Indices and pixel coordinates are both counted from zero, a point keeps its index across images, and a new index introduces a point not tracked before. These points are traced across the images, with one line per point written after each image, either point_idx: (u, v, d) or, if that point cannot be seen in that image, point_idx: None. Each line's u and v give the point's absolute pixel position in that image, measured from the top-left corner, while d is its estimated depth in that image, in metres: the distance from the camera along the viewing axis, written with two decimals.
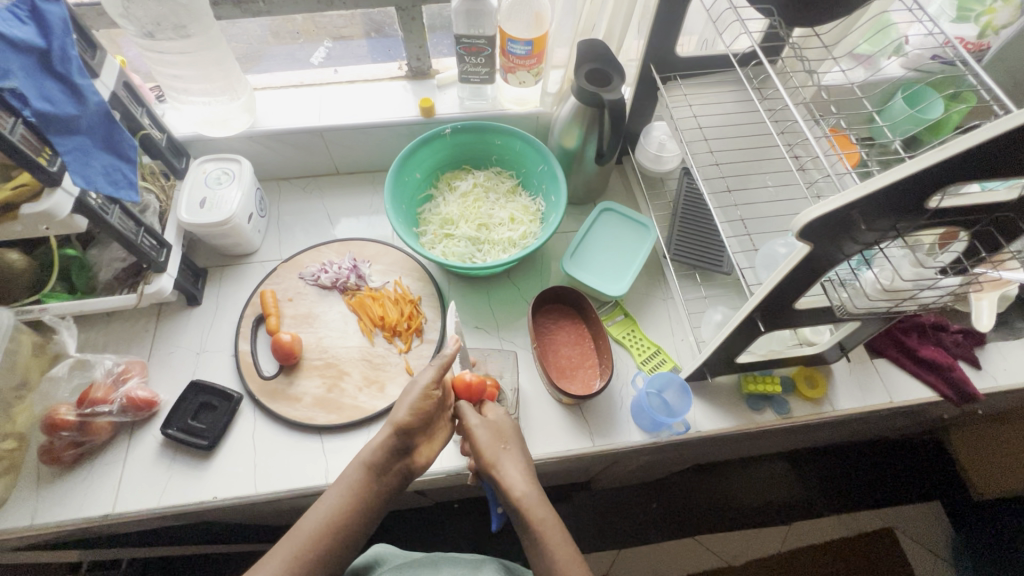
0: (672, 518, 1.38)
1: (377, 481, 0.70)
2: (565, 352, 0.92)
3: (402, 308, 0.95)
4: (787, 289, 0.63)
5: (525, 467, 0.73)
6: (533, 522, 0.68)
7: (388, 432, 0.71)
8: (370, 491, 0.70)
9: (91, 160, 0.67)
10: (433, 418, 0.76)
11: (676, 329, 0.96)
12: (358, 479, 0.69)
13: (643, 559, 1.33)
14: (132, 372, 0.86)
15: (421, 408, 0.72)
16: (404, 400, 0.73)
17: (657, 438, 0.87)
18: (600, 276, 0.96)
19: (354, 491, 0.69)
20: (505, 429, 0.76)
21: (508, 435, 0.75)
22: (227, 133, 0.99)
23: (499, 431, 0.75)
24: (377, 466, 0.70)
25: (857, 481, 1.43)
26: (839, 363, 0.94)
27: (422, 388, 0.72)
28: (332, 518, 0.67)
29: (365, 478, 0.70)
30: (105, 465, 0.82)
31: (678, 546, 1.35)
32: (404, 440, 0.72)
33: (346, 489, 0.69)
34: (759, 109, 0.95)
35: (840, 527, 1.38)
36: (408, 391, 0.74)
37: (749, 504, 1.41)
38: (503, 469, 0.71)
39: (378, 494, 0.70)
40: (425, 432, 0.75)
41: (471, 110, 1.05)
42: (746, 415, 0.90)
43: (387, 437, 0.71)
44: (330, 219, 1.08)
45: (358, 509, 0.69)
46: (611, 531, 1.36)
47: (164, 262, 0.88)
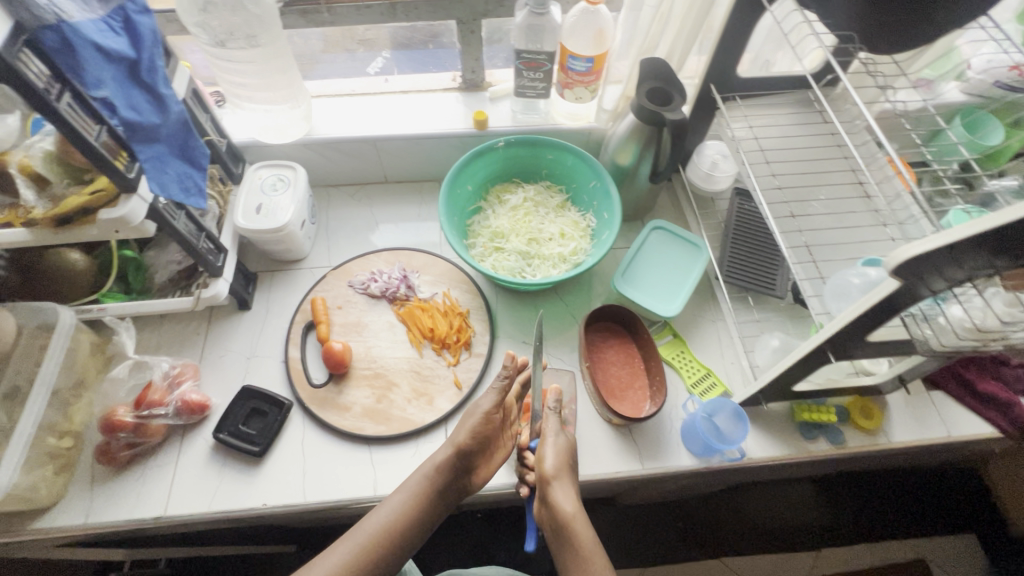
0: (697, 538, 1.36)
1: (439, 494, 0.74)
2: (615, 372, 0.91)
3: (451, 320, 0.95)
4: (864, 323, 0.62)
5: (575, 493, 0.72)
6: (576, 546, 0.67)
7: (450, 450, 0.75)
8: (428, 503, 0.73)
9: (166, 167, 0.69)
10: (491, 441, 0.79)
11: (727, 352, 0.95)
12: (420, 490, 0.73)
13: None
14: (186, 375, 0.87)
15: (479, 432, 0.76)
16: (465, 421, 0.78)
17: (708, 464, 0.85)
18: (651, 295, 0.95)
19: (415, 501, 0.72)
20: (567, 450, 0.75)
21: (567, 457, 0.75)
22: (284, 140, 1.00)
23: (560, 451, 0.75)
24: (439, 483, 0.74)
25: (893, 511, 1.39)
26: (895, 394, 0.92)
27: (483, 413, 0.77)
28: (391, 522, 0.70)
29: (426, 489, 0.73)
30: (157, 467, 0.83)
31: (705, 567, 1.33)
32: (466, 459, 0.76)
33: (407, 497, 0.73)
34: (819, 132, 0.93)
35: (870, 556, 1.35)
36: (467, 416, 0.79)
37: (776, 528, 1.38)
38: (554, 490, 0.71)
39: (438, 508, 0.74)
40: (485, 453, 0.79)
41: (524, 124, 1.05)
42: (798, 443, 0.89)
43: (448, 456, 0.75)
44: (379, 227, 1.08)
45: (414, 520, 0.71)
46: (634, 548, 1.34)
47: (221, 266, 0.89)
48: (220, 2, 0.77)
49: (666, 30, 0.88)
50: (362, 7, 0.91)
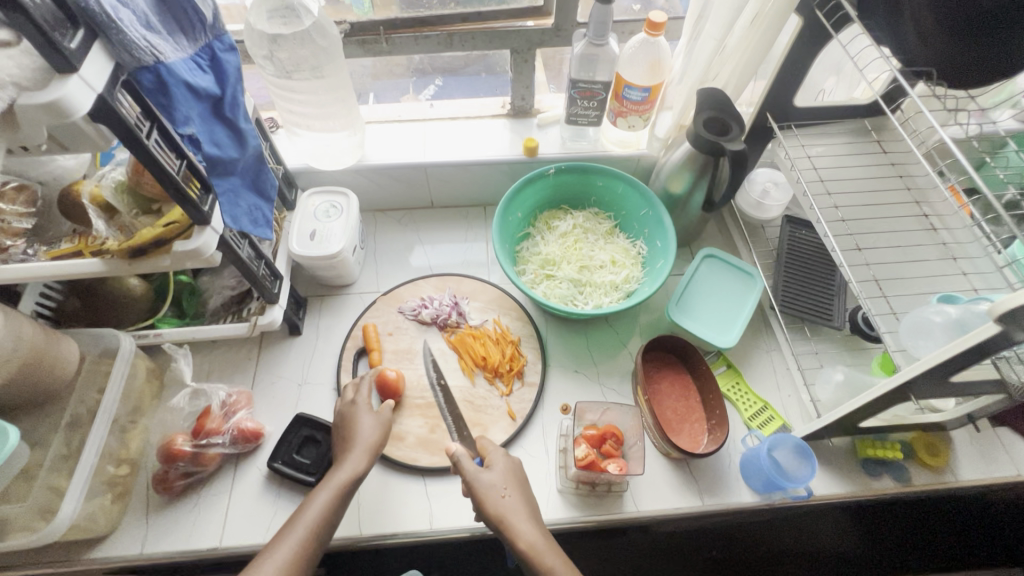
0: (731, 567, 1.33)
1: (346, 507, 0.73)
2: (670, 404, 0.89)
3: (503, 348, 0.95)
4: (950, 365, 0.60)
5: (535, 521, 0.71)
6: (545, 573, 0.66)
7: (363, 458, 0.76)
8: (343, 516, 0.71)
9: (239, 199, 0.70)
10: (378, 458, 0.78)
11: (784, 385, 0.93)
12: (332, 501, 0.71)
13: None
14: (241, 404, 0.86)
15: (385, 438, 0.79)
16: (365, 427, 0.79)
17: (770, 500, 0.83)
18: (706, 325, 0.94)
19: (329, 514, 0.71)
20: (511, 477, 0.74)
21: (511, 483, 0.74)
22: (337, 167, 1.01)
23: (507, 479, 0.74)
24: (346, 495, 0.73)
25: (943, 545, 1.34)
26: (960, 430, 0.90)
27: (386, 422, 0.81)
28: (307, 540, 0.68)
29: (336, 502, 0.72)
30: (213, 495, 0.83)
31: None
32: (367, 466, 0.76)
33: (317, 514, 0.70)
34: (877, 162, 0.93)
35: None
36: (361, 427, 0.79)
37: (813, 558, 1.34)
38: (511, 522, 0.69)
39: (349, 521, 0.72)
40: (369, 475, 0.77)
41: (573, 151, 1.05)
42: (861, 480, 0.86)
43: (362, 464, 0.75)
44: (426, 252, 1.08)
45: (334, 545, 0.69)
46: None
47: (276, 293, 0.89)
48: (289, 35, 0.78)
49: (724, 60, 0.88)
50: (419, 37, 0.92)
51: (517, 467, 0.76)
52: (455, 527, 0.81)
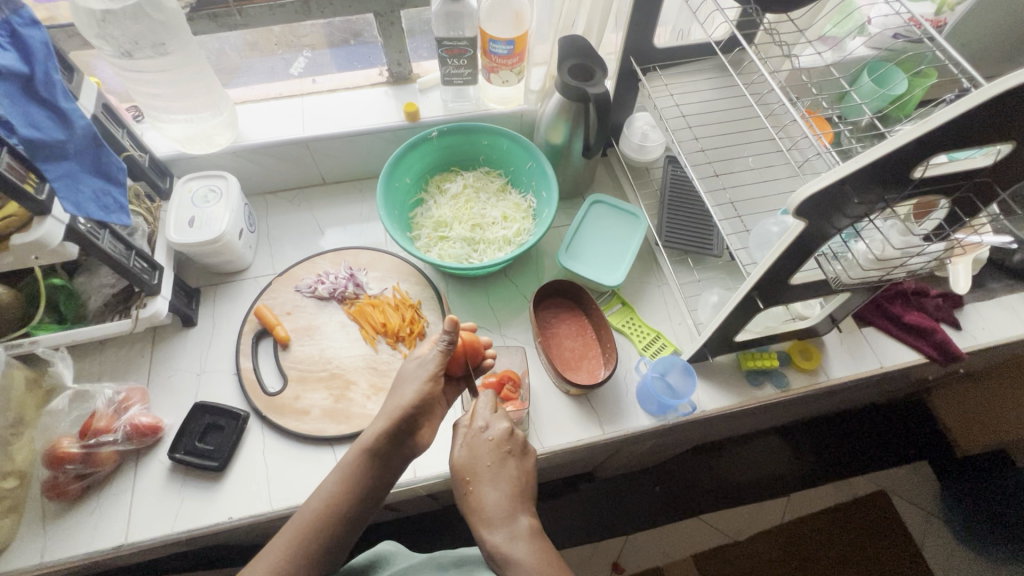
0: (675, 501, 1.40)
1: (379, 463, 0.67)
2: (568, 343, 0.94)
3: (403, 313, 0.96)
4: (784, 266, 0.66)
5: (505, 505, 0.64)
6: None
7: (387, 419, 0.68)
8: (373, 474, 0.66)
9: (80, 185, 0.68)
10: (433, 403, 0.71)
11: (674, 314, 0.99)
12: (358, 464, 0.66)
13: (648, 543, 1.35)
14: (134, 399, 0.85)
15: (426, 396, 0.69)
16: (407, 386, 0.70)
17: (665, 420, 0.89)
18: (596, 267, 0.97)
19: (357, 475, 0.66)
20: (469, 462, 0.67)
21: (477, 470, 0.67)
22: (211, 149, 0.98)
23: (467, 463, 0.67)
24: (378, 454, 0.67)
25: (854, 448, 1.47)
26: (830, 334, 0.98)
27: (427, 375, 0.71)
28: (332, 501, 0.64)
29: (365, 462, 0.66)
30: (113, 494, 0.81)
31: (684, 527, 1.37)
32: (404, 425, 0.68)
33: (349, 480, 0.65)
34: (736, 95, 0.97)
35: (836, 494, 1.42)
36: (408, 377, 0.71)
37: (748, 480, 1.43)
38: (481, 519, 0.64)
39: (380, 481, 0.67)
40: (427, 415, 0.71)
41: (456, 112, 1.06)
42: (746, 391, 0.93)
43: (387, 428, 0.67)
44: (321, 231, 1.07)
45: (354, 493, 0.65)
46: (617, 518, 1.37)
47: (158, 284, 0.86)
48: (119, 11, 0.76)
49: (580, 7, 0.90)
50: (273, 6, 0.90)
51: (503, 438, 0.69)
52: None
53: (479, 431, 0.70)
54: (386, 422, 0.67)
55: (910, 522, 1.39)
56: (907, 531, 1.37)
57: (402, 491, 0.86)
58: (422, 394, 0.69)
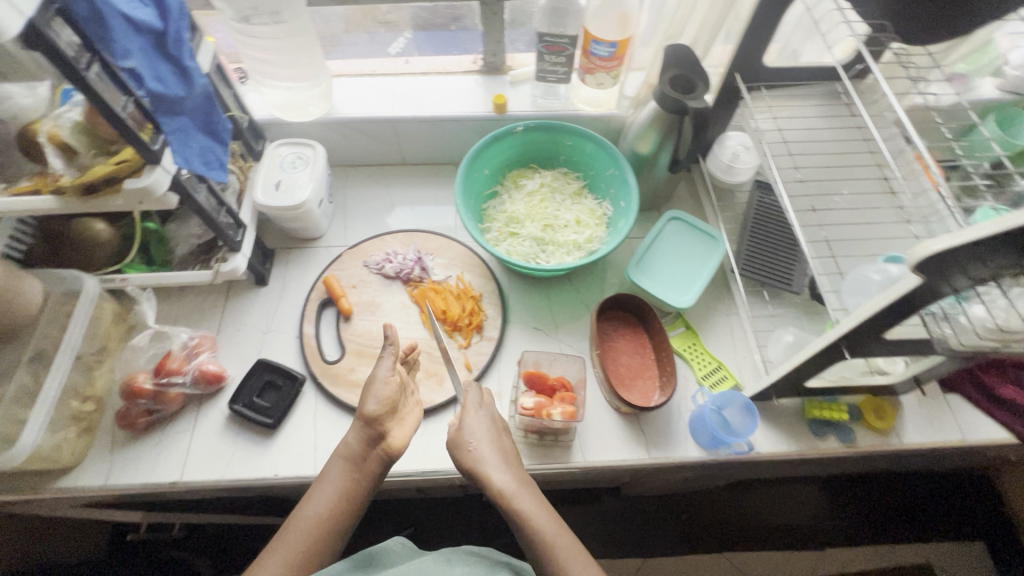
0: (697, 532, 1.35)
1: (360, 469, 0.70)
2: (624, 360, 0.91)
3: (464, 303, 0.96)
4: (881, 320, 0.61)
5: (515, 469, 0.71)
6: (532, 528, 0.65)
7: (359, 426, 0.72)
8: (361, 483, 0.70)
9: (190, 140, 0.71)
10: (397, 404, 0.75)
11: (739, 346, 0.95)
12: (343, 472, 0.70)
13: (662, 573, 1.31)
14: (204, 347, 0.89)
15: (388, 400, 0.73)
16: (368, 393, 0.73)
17: (715, 455, 0.85)
18: (666, 286, 0.94)
19: (344, 485, 0.69)
20: (482, 426, 0.74)
21: (490, 435, 0.74)
22: (305, 118, 1.01)
23: (484, 431, 0.74)
24: (355, 459, 0.71)
25: (902, 512, 1.37)
26: (909, 395, 0.91)
27: (383, 379, 0.74)
28: (326, 514, 0.66)
29: (353, 470, 0.70)
30: (175, 433, 0.85)
31: (702, 560, 1.32)
32: (375, 431, 0.72)
33: (336, 490, 0.68)
34: (845, 127, 0.91)
35: (875, 558, 1.32)
36: (367, 385, 0.75)
37: (778, 524, 1.36)
38: (491, 471, 0.69)
39: (364, 489, 0.70)
40: (395, 417, 0.75)
41: (544, 109, 1.04)
42: (807, 440, 0.88)
43: (359, 432, 0.72)
44: (395, 209, 1.09)
45: (347, 504, 0.68)
46: (633, 538, 1.34)
47: (240, 241, 0.90)
48: None
49: (692, 16, 0.86)
50: None
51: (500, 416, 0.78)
52: (407, 470, 0.84)
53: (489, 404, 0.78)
54: (359, 428, 0.72)
55: None
56: None
57: (439, 478, 0.87)
58: (387, 400, 0.73)
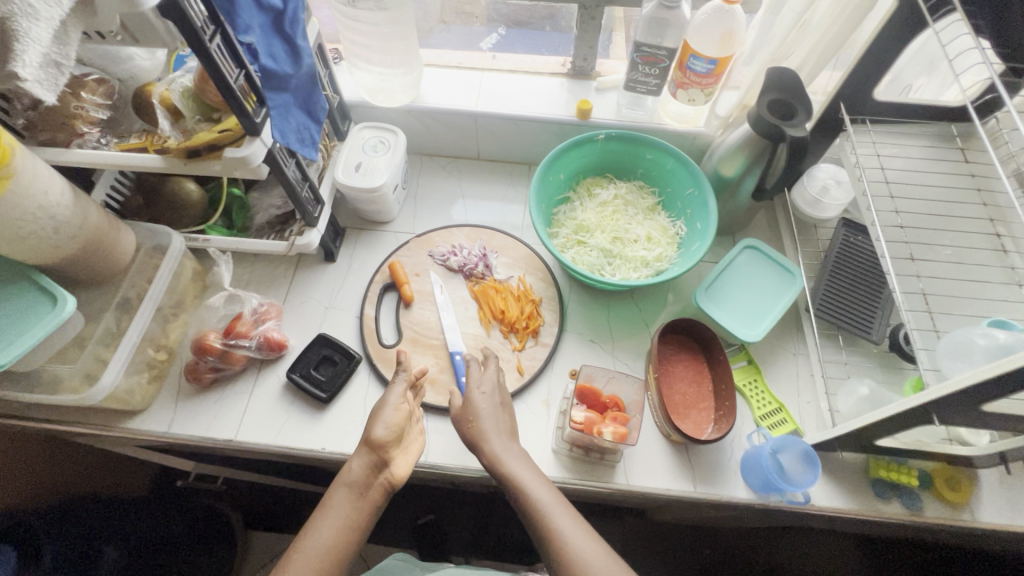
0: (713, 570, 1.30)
1: (364, 496, 0.70)
2: (680, 387, 0.88)
3: (523, 306, 0.95)
4: (982, 390, 0.56)
5: (532, 469, 0.72)
6: (554, 533, 0.65)
7: (364, 454, 0.73)
8: (369, 509, 0.70)
9: (290, 117, 0.72)
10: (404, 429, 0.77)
11: (804, 390, 0.90)
12: (349, 499, 0.69)
13: None
14: (271, 314, 0.92)
15: (396, 425, 0.75)
16: (374, 421, 0.75)
17: (765, 500, 0.82)
18: (734, 317, 0.90)
19: (349, 513, 0.69)
20: (490, 428, 0.75)
21: (499, 434, 0.75)
22: (391, 104, 1.03)
23: (492, 425, 0.75)
24: (359, 485, 0.70)
25: None
26: (989, 470, 0.84)
27: (392, 405, 0.76)
28: (334, 543, 0.66)
29: (357, 496, 0.70)
30: (235, 393, 0.89)
31: None
32: (379, 458, 0.73)
33: (341, 519, 0.68)
34: (959, 172, 0.83)
35: None
36: (372, 411, 0.77)
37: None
38: (505, 469, 0.71)
39: (369, 515, 0.70)
40: (399, 446, 0.76)
41: (628, 119, 1.02)
42: (868, 500, 0.83)
43: (364, 458, 0.72)
44: (464, 203, 1.09)
45: (353, 531, 0.68)
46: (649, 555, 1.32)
47: (316, 217, 0.93)
48: None
49: (802, 39, 0.82)
50: None
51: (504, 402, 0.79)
52: (448, 464, 0.84)
53: (492, 403, 0.78)
54: (362, 455, 0.73)
55: None
56: None
57: (477, 478, 0.87)
58: (393, 426, 0.75)
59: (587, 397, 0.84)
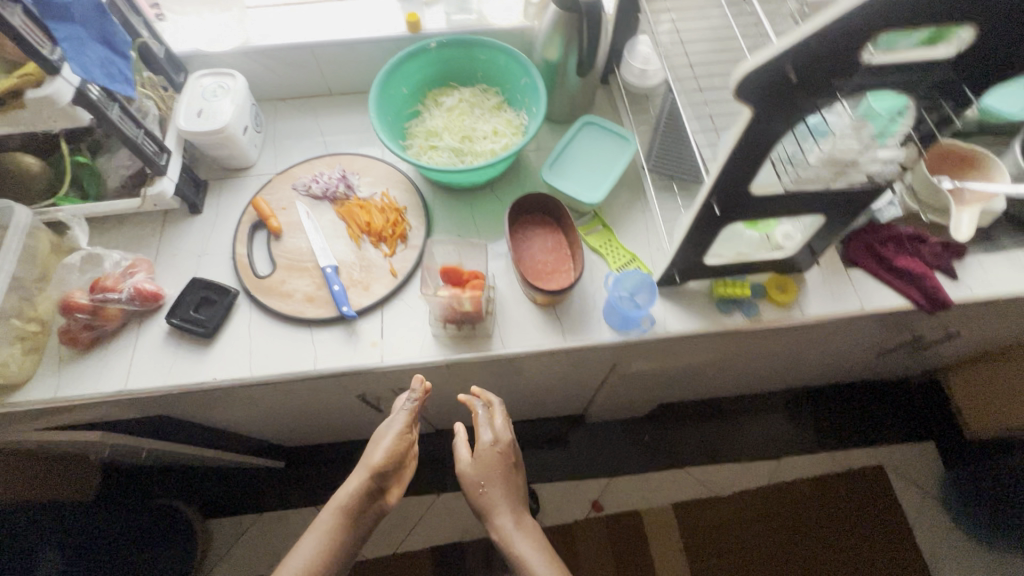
0: (666, 453, 1.74)
1: (354, 521, 0.78)
2: (541, 256, 0.95)
3: (387, 215, 1.00)
4: (739, 168, 0.65)
5: (533, 536, 0.83)
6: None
7: (363, 476, 0.79)
8: (350, 533, 0.78)
9: (87, 50, 0.73)
10: (404, 454, 0.83)
11: (653, 240, 1.00)
12: (337, 524, 0.77)
13: (638, 485, 1.70)
14: (139, 267, 0.94)
15: (397, 452, 0.81)
16: (378, 446, 0.82)
17: (627, 336, 0.91)
18: (577, 186, 0.98)
19: (333, 535, 0.76)
20: (491, 468, 0.86)
21: (490, 476, 0.86)
22: (222, 47, 1.04)
23: (484, 469, 0.86)
24: (354, 511, 0.78)
25: (837, 422, 1.77)
26: (812, 271, 0.96)
27: (398, 432, 0.82)
28: (314, 562, 0.75)
29: (343, 521, 0.77)
30: (117, 348, 0.91)
31: (671, 475, 1.71)
32: (377, 482, 0.80)
33: (325, 541, 0.76)
34: None
35: (828, 464, 1.72)
36: (378, 438, 0.83)
37: (746, 448, 1.75)
38: (493, 513, 0.84)
39: (353, 540, 0.78)
40: (397, 474, 0.84)
41: (457, 25, 1.07)
42: (714, 317, 0.93)
43: (361, 484, 0.79)
44: (323, 137, 1.12)
45: (334, 550, 0.76)
46: (626, 462, 1.73)
47: (164, 166, 0.94)
48: None
49: None
50: None
51: (506, 447, 0.89)
52: (338, 367, 0.89)
53: (492, 441, 0.88)
54: (362, 479, 0.79)
55: (900, 492, 1.67)
56: (896, 501, 1.66)
57: (370, 376, 0.92)
58: (394, 452, 0.81)
59: (448, 275, 0.89)
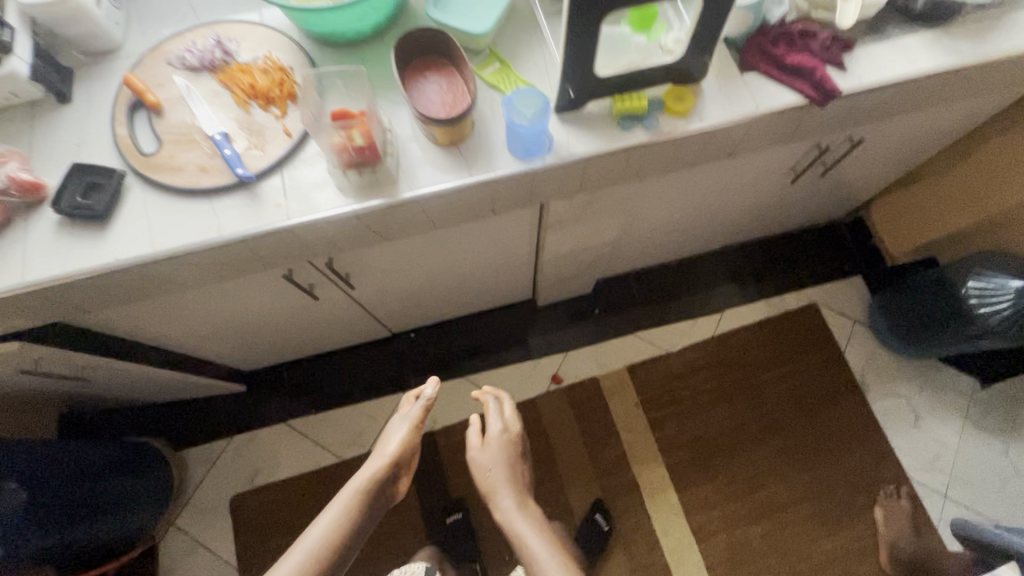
0: (614, 322, 1.82)
1: (373, 498, 0.99)
2: (435, 92, 0.91)
3: (272, 76, 0.95)
4: None
5: (530, 520, 1.04)
6: (532, 553, 0.98)
7: (384, 461, 1.02)
8: (364, 512, 0.96)
9: None
10: (411, 457, 1.08)
11: (551, 69, 0.98)
12: (356, 499, 0.97)
13: (590, 355, 1.79)
14: (10, 158, 0.88)
15: (406, 449, 1.04)
16: (391, 438, 1.06)
17: (532, 165, 0.91)
18: (464, 19, 0.95)
19: (352, 508, 0.96)
20: (503, 454, 1.13)
21: (494, 464, 1.12)
22: None
23: (489, 461, 1.12)
24: (371, 489, 0.99)
25: (774, 269, 1.86)
26: (707, 80, 0.97)
27: (408, 434, 1.06)
28: (333, 536, 0.91)
29: (360, 499, 0.97)
30: (7, 244, 0.87)
31: (620, 342, 1.80)
32: (394, 469, 1.03)
33: (343, 510, 0.95)
34: None
35: (765, 308, 1.82)
36: (388, 440, 1.06)
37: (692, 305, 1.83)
38: (497, 494, 1.08)
39: (365, 520, 0.96)
40: (405, 469, 1.07)
41: None
42: (617, 135, 0.94)
43: (373, 475, 1.00)
44: (193, 9, 1.04)
45: (350, 522, 0.94)
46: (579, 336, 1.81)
47: (9, 42, 0.87)
48: None
49: None
50: None
51: (513, 434, 1.16)
52: (244, 231, 0.88)
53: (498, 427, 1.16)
54: (380, 467, 1.01)
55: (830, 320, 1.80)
56: (828, 329, 1.79)
57: (283, 241, 0.91)
58: (403, 444, 1.04)
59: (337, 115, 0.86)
